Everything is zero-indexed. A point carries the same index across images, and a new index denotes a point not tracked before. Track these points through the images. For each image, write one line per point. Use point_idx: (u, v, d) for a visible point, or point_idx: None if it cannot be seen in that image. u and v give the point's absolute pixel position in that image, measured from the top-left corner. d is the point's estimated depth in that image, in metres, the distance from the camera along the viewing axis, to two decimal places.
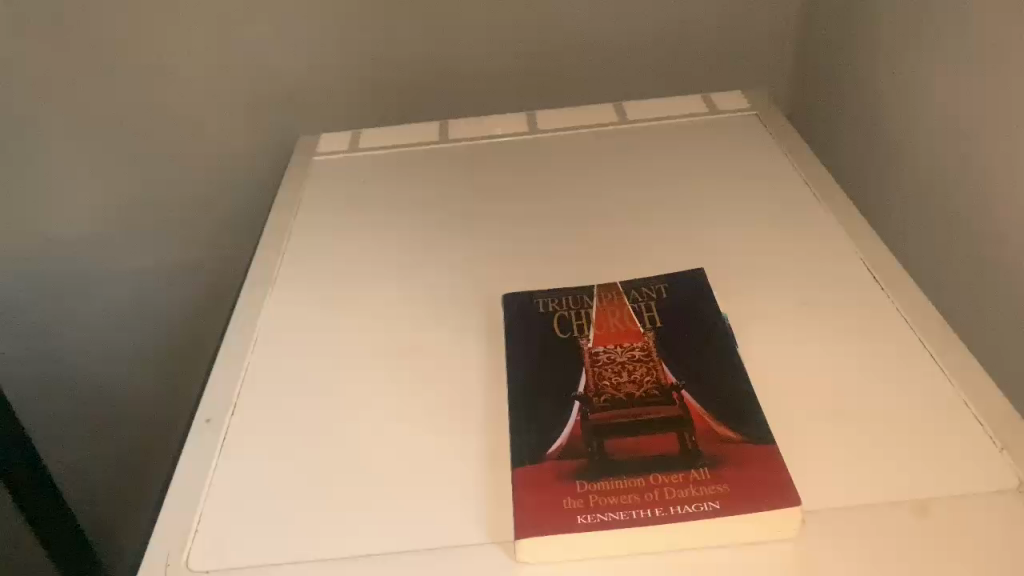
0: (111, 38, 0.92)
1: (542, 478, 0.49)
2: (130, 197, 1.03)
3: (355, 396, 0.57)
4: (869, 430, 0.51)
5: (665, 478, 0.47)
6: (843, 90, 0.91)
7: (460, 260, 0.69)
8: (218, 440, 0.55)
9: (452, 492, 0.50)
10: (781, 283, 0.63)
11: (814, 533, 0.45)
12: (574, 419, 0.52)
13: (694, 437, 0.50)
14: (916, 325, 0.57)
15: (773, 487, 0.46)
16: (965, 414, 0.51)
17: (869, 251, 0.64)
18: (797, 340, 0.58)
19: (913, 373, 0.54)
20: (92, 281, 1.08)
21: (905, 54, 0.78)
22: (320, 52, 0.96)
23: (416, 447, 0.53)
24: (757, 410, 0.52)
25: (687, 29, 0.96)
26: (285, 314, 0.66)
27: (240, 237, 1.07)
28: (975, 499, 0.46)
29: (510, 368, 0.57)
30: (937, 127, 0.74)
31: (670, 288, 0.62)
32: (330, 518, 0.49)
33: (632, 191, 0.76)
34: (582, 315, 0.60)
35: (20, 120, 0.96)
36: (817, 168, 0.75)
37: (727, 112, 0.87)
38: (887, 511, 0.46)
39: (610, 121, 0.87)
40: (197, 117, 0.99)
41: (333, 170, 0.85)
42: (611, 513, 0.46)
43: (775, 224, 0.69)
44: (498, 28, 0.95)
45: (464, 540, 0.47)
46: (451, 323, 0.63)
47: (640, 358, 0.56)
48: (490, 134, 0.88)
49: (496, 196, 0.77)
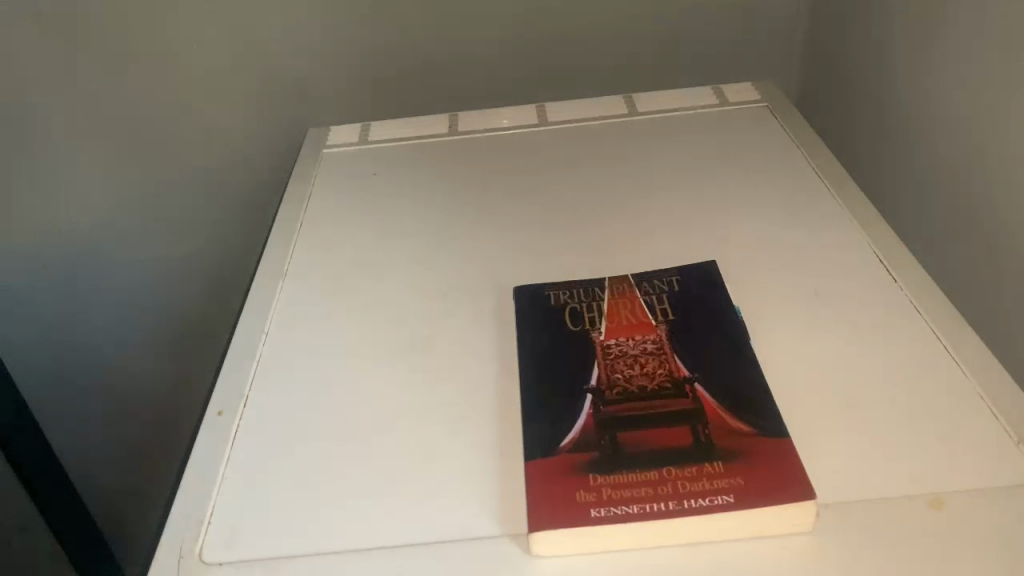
0: (119, 28, 0.92)
1: (554, 471, 0.48)
2: (141, 190, 1.03)
3: (369, 390, 0.57)
4: (883, 424, 0.50)
5: (679, 471, 0.47)
6: (853, 78, 0.91)
7: (470, 252, 0.69)
8: (229, 432, 0.56)
9: (462, 486, 0.50)
10: (795, 274, 0.62)
11: (828, 527, 0.45)
12: (587, 412, 0.52)
13: (707, 429, 0.50)
14: (930, 317, 0.57)
15: (788, 481, 0.46)
16: (979, 406, 0.51)
17: (880, 243, 0.64)
18: (810, 332, 0.57)
19: (927, 365, 0.54)
20: (103, 274, 1.08)
21: (918, 44, 0.77)
22: (328, 44, 0.96)
23: (427, 439, 0.53)
24: (770, 403, 0.51)
25: (697, 19, 0.96)
26: (296, 307, 0.66)
27: (249, 228, 1.07)
28: (991, 493, 0.46)
29: (522, 362, 0.57)
30: (951, 117, 0.73)
31: (682, 280, 0.62)
32: (342, 510, 0.49)
33: (643, 183, 0.75)
34: (594, 307, 0.60)
35: (31, 116, 0.96)
36: (830, 160, 0.75)
37: (738, 103, 0.86)
38: (901, 504, 0.46)
39: (620, 113, 0.87)
40: (205, 108, 0.98)
41: (344, 162, 0.85)
42: (624, 506, 0.46)
43: (787, 216, 0.69)
44: (507, 19, 0.95)
45: (478, 533, 0.47)
46: (464, 313, 0.63)
47: (652, 350, 0.56)
48: (500, 126, 0.87)
49: (507, 187, 0.77)
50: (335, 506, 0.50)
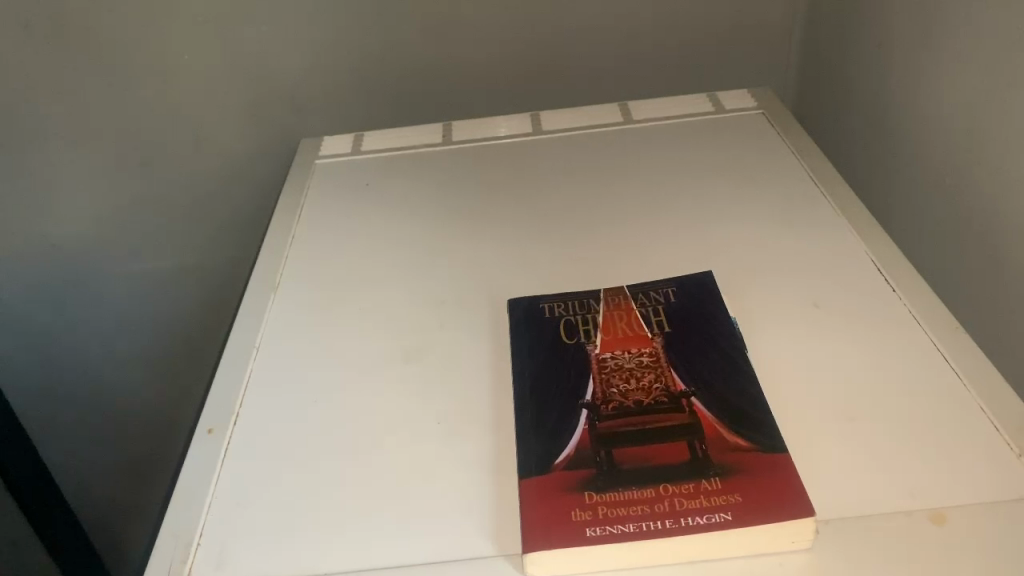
0: (111, 39, 0.91)
1: (549, 490, 0.48)
2: (133, 201, 1.02)
3: (361, 406, 0.56)
4: (883, 436, 0.50)
5: (676, 489, 0.47)
6: (850, 83, 0.90)
7: (464, 263, 0.69)
8: (219, 450, 0.55)
9: (455, 504, 0.49)
10: (794, 283, 0.62)
11: (828, 544, 0.44)
12: (582, 428, 0.51)
13: (704, 445, 0.49)
14: (929, 328, 0.56)
15: (786, 497, 0.45)
16: (980, 417, 0.50)
17: (877, 250, 0.64)
18: (808, 343, 0.57)
19: (926, 376, 0.53)
20: (96, 284, 1.07)
21: (915, 49, 0.76)
22: (321, 54, 0.95)
23: (421, 456, 0.52)
24: (769, 417, 0.51)
25: (693, 26, 0.95)
26: (287, 321, 0.65)
27: (241, 238, 1.06)
28: (992, 508, 0.45)
29: (517, 375, 0.56)
30: (946, 122, 0.73)
31: (678, 291, 0.61)
32: (336, 531, 0.48)
33: (639, 192, 0.75)
34: (589, 319, 0.59)
35: (21, 127, 0.95)
36: (826, 168, 0.74)
37: (734, 111, 0.85)
38: (901, 520, 0.45)
39: (615, 121, 0.86)
40: (197, 118, 0.97)
41: (337, 173, 0.84)
42: (621, 525, 0.45)
43: (784, 223, 0.68)
44: (500, 27, 0.94)
45: (472, 552, 0.46)
46: (458, 325, 0.62)
47: (648, 363, 0.55)
48: (495, 134, 0.87)
49: (502, 197, 0.77)
50: (326, 528, 0.49)
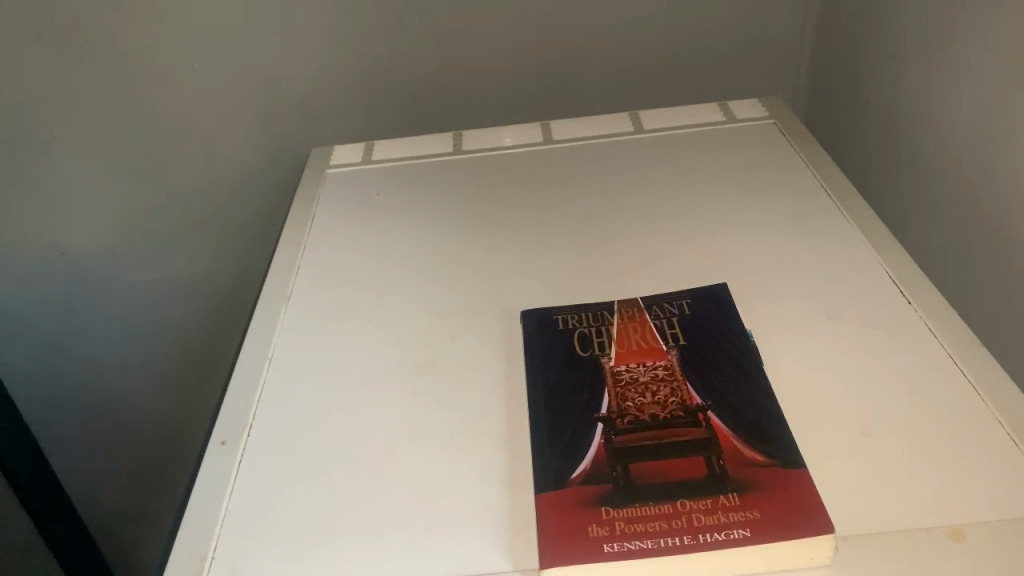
0: (121, 47, 0.91)
1: (565, 504, 0.48)
2: (142, 208, 1.02)
3: (375, 419, 0.56)
4: (900, 450, 0.49)
5: (693, 504, 0.46)
6: (861, 90, 0.90)
7: (475, 271, 0.69)
8: (232, 464, 0.54)
9: (468, 519, 0.49)
10: (808, 293, 0.62)
11: (846, 560, 0.44)
12: (597, 442, 0.51)
13: (722, 460, 0.49)
14: (946, 341, 0.56)
15: (805, 513, 0.45)
16: (998, 432, 0.49)
17: (890, 259, 0.63)
18: (823, 354, 0.56)
19: (943, 390, 0.53)
20: (103, 291, 1.07)
21: (927, 58, 0.76)
22: (329, 62, 0.95)
23: (435, 468, 0.52)
24: (786, 432, 0.50)
25: (703, 35, 0.95)
26: (299, 331, 0.65)
27: (250, 244, 1.06)
28: (1010, 524, 0.44)
29: (531, 388, 0.56)
30: (959, 132, 0.73)
31: (692, 303, 0.61)
32: (347, 545, 0.48)
33: (649, 202, 0.74)
34: (603, 332, 0.59)
35: (30, 135, 0.95)
36: (838, 177, 0.74)
37: (745, 120, 0.85)
38: (921, 537, 0.44)
39: (625, 131, 0.86)
40: (207, 126, 0.97)
41: (348, 180, 0.84)
42: (638, 541, 0.45)
43: (797, 233, 0.68)
44: (509, 35, 0.94)
45: (488, 568, 0.46)
46: (471, 335, 0.62)
47: (664, 376, 0.55)
48: (506, 143, 0.87)
49: (512, 206, 0.76)
50: (335, 542, 0.48)
